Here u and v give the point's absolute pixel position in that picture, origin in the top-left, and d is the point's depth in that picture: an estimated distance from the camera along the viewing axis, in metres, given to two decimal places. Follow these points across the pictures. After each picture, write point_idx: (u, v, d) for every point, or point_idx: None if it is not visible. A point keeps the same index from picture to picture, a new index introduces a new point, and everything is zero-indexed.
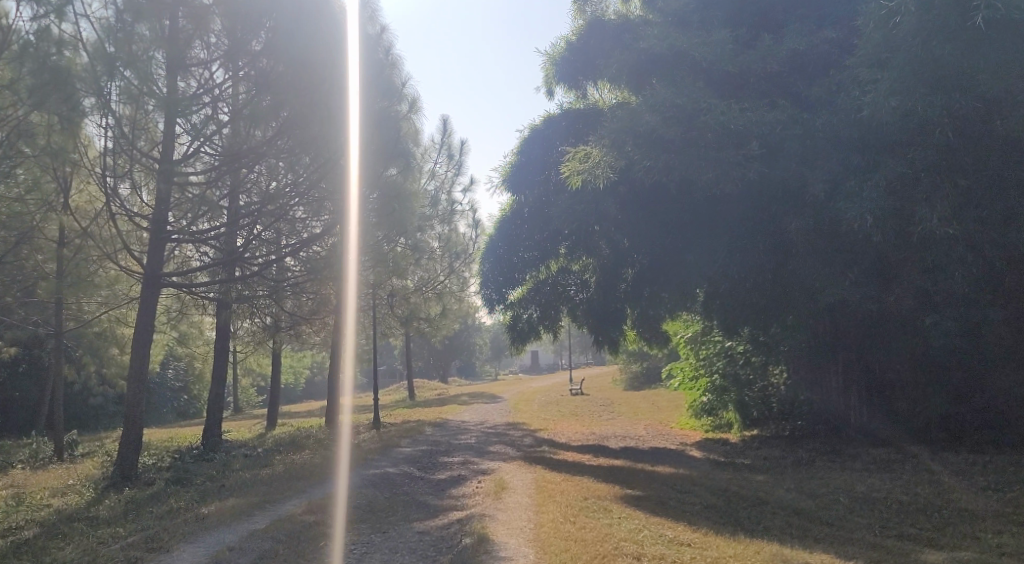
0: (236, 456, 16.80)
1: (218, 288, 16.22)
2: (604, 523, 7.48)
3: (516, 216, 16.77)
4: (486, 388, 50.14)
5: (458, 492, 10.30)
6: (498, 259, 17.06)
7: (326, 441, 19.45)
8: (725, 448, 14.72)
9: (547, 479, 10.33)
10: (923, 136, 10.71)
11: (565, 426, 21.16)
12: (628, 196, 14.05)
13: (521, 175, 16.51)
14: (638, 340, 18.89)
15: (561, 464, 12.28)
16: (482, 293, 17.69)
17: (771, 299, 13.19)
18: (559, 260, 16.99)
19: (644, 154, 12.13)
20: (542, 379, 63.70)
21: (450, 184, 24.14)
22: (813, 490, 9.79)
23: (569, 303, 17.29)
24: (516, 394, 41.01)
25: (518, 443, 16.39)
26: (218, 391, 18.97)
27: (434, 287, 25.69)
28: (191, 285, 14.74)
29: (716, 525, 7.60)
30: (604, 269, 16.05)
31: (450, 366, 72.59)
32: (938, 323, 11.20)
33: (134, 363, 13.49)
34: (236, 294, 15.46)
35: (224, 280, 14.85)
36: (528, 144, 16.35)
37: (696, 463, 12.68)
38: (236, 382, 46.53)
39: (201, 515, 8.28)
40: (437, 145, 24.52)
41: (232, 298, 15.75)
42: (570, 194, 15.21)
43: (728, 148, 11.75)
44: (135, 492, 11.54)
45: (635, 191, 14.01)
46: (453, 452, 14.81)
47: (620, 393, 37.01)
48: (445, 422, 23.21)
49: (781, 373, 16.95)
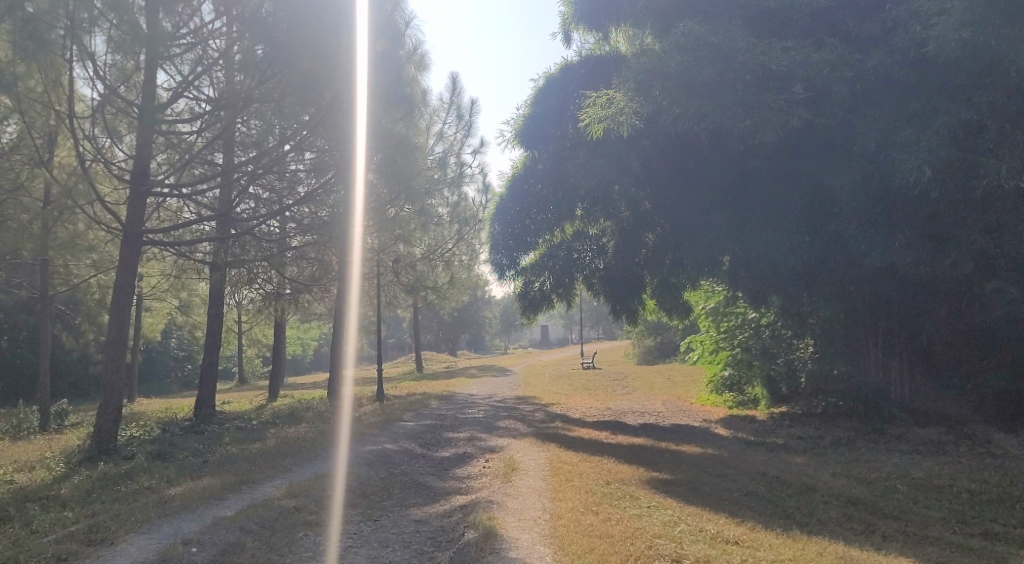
0: (229, 428, 15.89)
1: (210, 250, 15.14)
2: (633, 514, 6.33)
3: (529, 173, 15.50)
4: (495, 362, 49.29)
5: (463, 473, 9.21)
6: (509, 221, 15.84)
7: (325, 414, 18.45)
8: (755, 425, 13.57)
9: (564, 460, 9.18)
10: (994, 75, 9.34)
11: (578, 400, 20.18)
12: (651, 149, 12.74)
13: (534, 128, 15.18)
14: (656, 311, 17.76)
15: (575, 442, 11.20)
16: (492, 258, 16.49)
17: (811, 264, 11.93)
18: (575, 223, 15.84)
19: (674, 99, 10.81)
20: (551, 353, 62.81)
21: (459, 146, 22.86)
22: (863, 475, 8.62)
23: (584, 270, 16.15)
24: (526, 368, 40.06)
25: (529, 418, 15.29)
26: (212, 359, 17.98)
27: (442, 255, 24.53)
28: (178, 244, 13.59)
29: (764, 518, 6.46)
30: (622, 232, 14.85)
31: (458, 339, 71.79)
32: (1001, 289, 9.90)
33: (112, 327, 12.43)
34: (228, 256, 14.35)
35: (216, 240, 13.71)
36: (542, 95, 15.06)
37: (725, 443, 11.54)
38: (241, 352, 45.79)
39: (168, 498, 7.23)
40: (445, 106, 23.16)
41: (223, 261, 14.64)
42: (589, 149, 13.90)
43: (769, 91, 10.38)
44: (110, 468, 10.57)
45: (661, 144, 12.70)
46: (459, 428, 13.79)
47: (633, 368, 35.89)
48: (451, 395, 22.28)
49: (808, 346, 15.98)
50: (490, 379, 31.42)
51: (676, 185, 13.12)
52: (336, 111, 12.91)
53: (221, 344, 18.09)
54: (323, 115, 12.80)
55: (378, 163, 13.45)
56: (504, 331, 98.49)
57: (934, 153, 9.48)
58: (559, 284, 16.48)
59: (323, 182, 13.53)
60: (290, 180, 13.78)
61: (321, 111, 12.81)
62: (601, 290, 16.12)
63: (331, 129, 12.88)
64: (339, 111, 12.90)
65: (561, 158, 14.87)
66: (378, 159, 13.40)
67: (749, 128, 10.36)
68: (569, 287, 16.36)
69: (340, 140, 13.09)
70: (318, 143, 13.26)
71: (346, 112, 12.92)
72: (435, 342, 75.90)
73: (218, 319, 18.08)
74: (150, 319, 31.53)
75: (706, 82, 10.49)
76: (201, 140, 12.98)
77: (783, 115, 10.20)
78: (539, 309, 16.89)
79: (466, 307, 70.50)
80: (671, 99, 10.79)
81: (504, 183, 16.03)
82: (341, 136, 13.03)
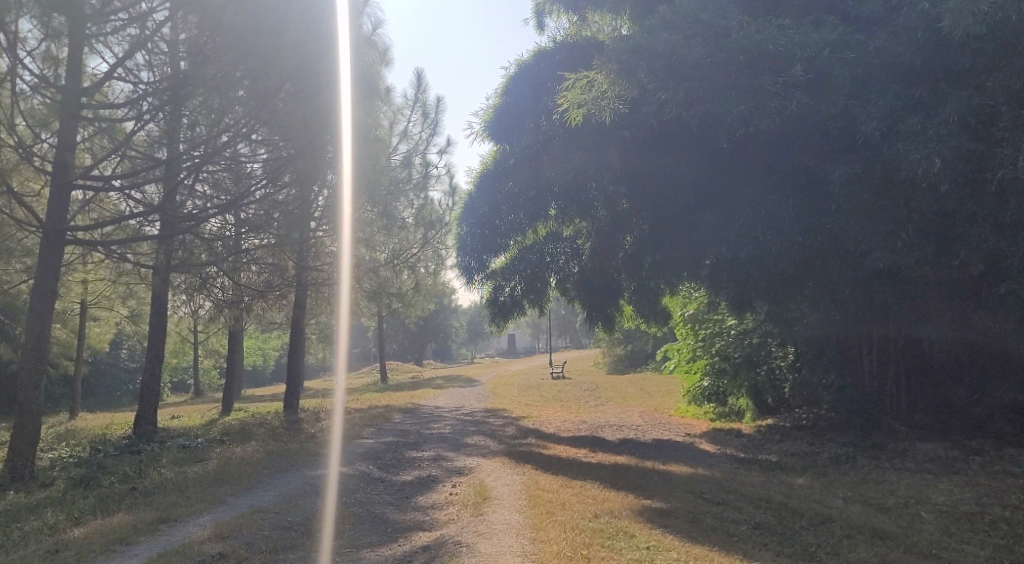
0: (169, 448, 14.41)
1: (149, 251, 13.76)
2: (633, 558, 5.25)
3: (500, 169, 14.43)
4: (462, 372, 48.02)
5: (427, 503, 8.05)
6: (479, 222, 14.74)
7: (278, 431, 17.04)
8: (742, 440, 12.64)
9: (541, 486, 8.04)
10: (1006, 56, 8.71)
11: (549, 412, 19.21)
12: (633, 142, 11.79)
13: (506, 120, 14.15)
14: (633, 317, 16.89)
15: (553, 462, 10.13)
16: (460, 262, 15.37)
17: (805, 266, 11.07)
18: (548, 224, 14.97)
19: (662, 84, 9.87)
20: (519, 362, 61.73)
21: (424, 145, 21.66)
22: (880, 499, 7.70)
23: (558, 273, 15.48)
24: (494, 378, 38.82)
25: (499, 434, 14.16)
26: (152, 372, 16.45)
27: (406, 259, 23.34)
28: (109, 244, 12.15)
29: (788, 560, 5.45)
30: (598, 234, 13.84)
31: (424, 349, 70.28)
32: (1014, 292, 9.18)
33: (30, 336, 10.97)
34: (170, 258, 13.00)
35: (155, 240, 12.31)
36: (514, 84, 14.06)
37: (715, 461, 10.55)
38: (196, 364, 43.70)
39: (64, 544, 5.92)
40: (409, 103, 22.04)
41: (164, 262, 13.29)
42: (567, 142, 12.89)
43: (765, 75, 9.52)
44: (16, 500, 9.10)
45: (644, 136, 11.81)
46: (423, 445, 12.61)
47: (603, 377, 34.98)
48: (415, 408, 21.04)
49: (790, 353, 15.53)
50: (456, 390, 30.20)
51: (657, 180, 12.18)
52: (285, 97, 11.67)
53: (164, 355, 16.59)
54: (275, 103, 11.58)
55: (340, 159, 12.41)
56: (470, 340, 97.05)
57: (944, 142, 8.76)
58: (531, 289, 15.64)
59: (278, 180, 12.27)
60: (238, 172, 12.45)
61: (267, 96, 11.57)
62: (577, 295, 15.50)
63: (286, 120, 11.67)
64: (285, 95, 11.66)
65: (533, 152, 13.82)
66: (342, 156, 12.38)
67: (744, 114, 9.48)
68: (541, 292, 15.62)
69: (292, 130, 11.83)
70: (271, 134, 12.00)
71: (303, 103, 11.76)
72: (400, 351, 74.23)
73: (161, 328, 16.59)
74: (94, 330, 29.63)
75: (698, 62, 9.58)
76: (137, 129, 11.57)
77: (781, 99, 9.35)
78: (510, 317, 16.10)
79: (432, 315, 69.09)
80: (659, 83, 9.83)
81: (472, 179, 14.94)
82: (293, 127, 11.77)
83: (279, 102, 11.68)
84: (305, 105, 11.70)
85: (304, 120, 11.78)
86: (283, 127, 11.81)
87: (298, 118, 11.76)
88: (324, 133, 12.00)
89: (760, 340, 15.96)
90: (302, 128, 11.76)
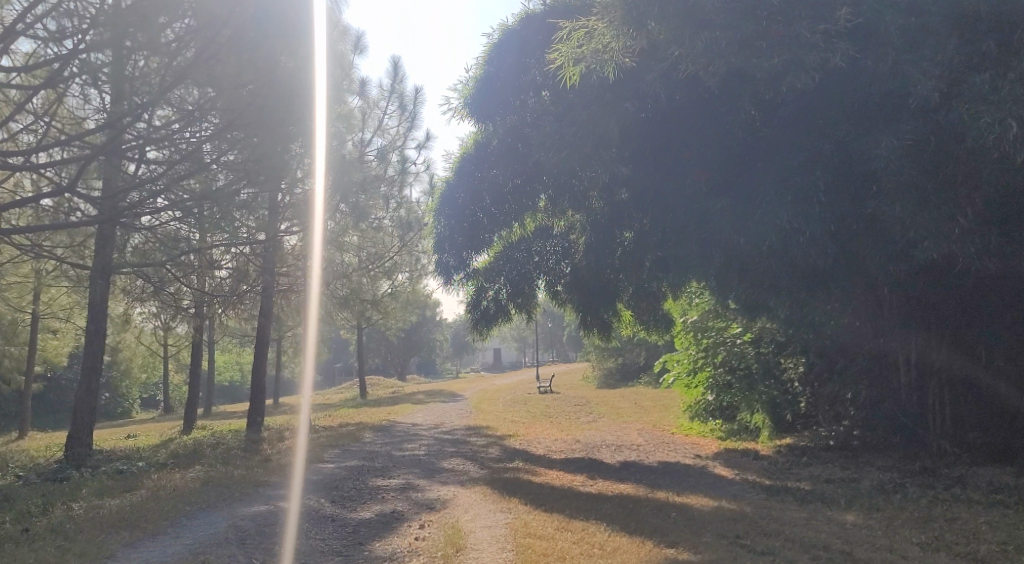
0: (99, 474, 12.39)
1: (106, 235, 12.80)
2: None
3: (482, 152, 12.68)
4: (444, 387, 45.99)
5: (386, 551, 6.25)
6: (457, 212, 12.96)
7: (232, 452, 15.06)
8: (763, 464, 10.99)
9: (531, 531, 6.30)
10: None
11: (539, 429, 17.43)
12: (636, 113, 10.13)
13: (489, 94, 12.41)
14: (632, 323, 15.26)
15: (547, 494, 8.38)
16: (438, 258, 13.55)
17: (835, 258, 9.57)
18: (537, 216, 13.32)
19: (673, 36, 8.34)
20: (505, 377, 59.78)
21: (402, 139, 19.95)
22: (963, 548, 6.01)
23: (548, 275, 13.90)
24: (479, 393, 36.93)
25: (481, 456, 12.36)
26: (86, 388, 14.51)
27: (383, 264, 21.52)
28: (36, 232, 10.53)
29: None
30: (594, 227, 12.19)
31: (407, 362, 68.11)
32: None
33: None
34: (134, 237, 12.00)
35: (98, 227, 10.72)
36: (497, 52, 12.42)
37: (739, 491, 8.85)
38: (165, 379, 41.35)
39: None
40: (385, 94, 20.38)
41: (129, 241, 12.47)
42: (559, 117, 11.28)
43: (802, 23, 8.04)
44: None
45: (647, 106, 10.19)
46: (392, 471, 10.76)
47: (592, 392, 33.24)
48: (391, 425, 19.14)
49: (801, 362, 13.99)
50: (436, 405, 28.29)
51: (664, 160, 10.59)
52: (229, 61, 9.95)
53: (100, 367, 14.63)
54: (211, 63, 9.82)
55: (305, 132, 11.02)
56: (456, 354, 94.89)
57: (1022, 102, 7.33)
58: (518, 292, 13.97)
59: (221, 157, 10.45)
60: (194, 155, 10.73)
61: (207, 54, 9.78)
62: (568, 298, 13.89)
63: (225, 84, 9.96)
64: (223, 53, 9.90)
65: (519, 131, 12.19)
66: (307, 127, 11.04)
67: (777, 69, 8.02)
68: (529, 295, 13.99)
69: (238, 102, 10.22)
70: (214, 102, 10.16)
71: (247, 65, 10.01)
72: (382, 366, 72.10)
73: (100, 337, 14.65)
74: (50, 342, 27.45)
75: (722, 7, 8.12)
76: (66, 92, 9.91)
77: (822, 51, 7.92)
78: (494, 324, 14.44)
79: (416, 327, 67.15)
80: (670, 36, 8.34)
81: (449, 166, 13.26)
82: (240, 99, 10.19)
83: (220, 66, 9.93)
84: (255, 69, 10.06)
85: (249, 86, 10.10)
86: (227, 98, 10.17)
87: (248, 89, 10.16)
88: (275, 101, 10.24)
89: (771, 348, 14.44)
90: (252, 100, 10.15)
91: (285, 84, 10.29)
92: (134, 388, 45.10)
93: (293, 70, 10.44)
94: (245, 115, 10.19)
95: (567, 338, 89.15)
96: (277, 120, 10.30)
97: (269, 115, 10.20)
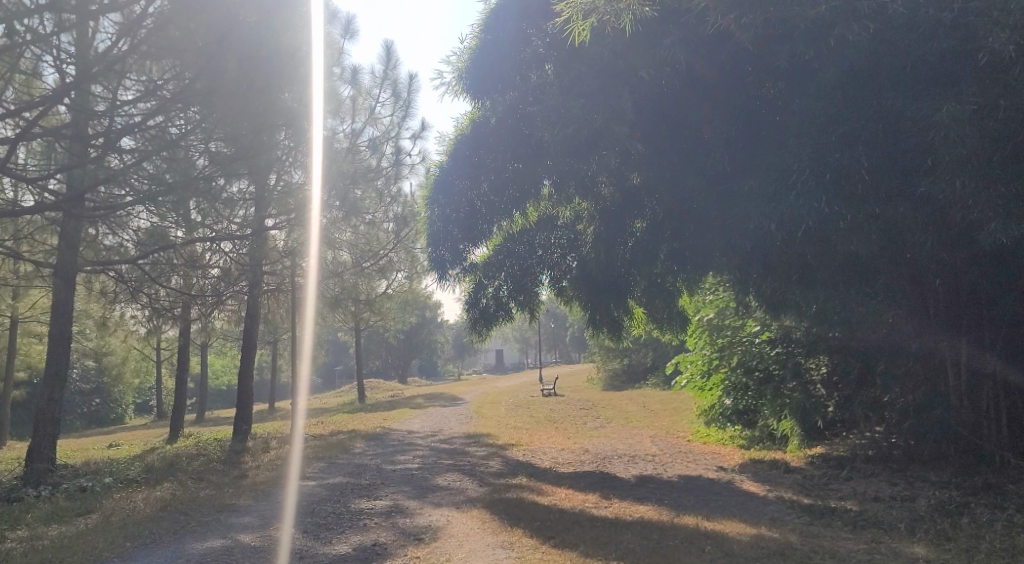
0: (57, 494, 11.19)
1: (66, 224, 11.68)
2: None
3: (478, 133, 11.51)
4: (444, 391, 44.91)
5: None
6: (452, 199, 11.81)
7: (208, 466, 13.82)
8: (796, 478, 9.78)
9: None
10: None
11: (543, 437, 16.25)
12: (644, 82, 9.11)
13: (487, 67, 11.29)
14: (645, 322, 14.06)
15: (557, 523, 7.14)
16: (431, 253, 12.32)
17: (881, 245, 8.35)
18: (541, 204, 12.15)
19: None
20: (506, 379, 58.68)
21: (396, 128, 18.78)
22: None
23: (552, 270, 12.74)
24: (479, 396, 35.79)
25: (480, 471, 11.14)
26: (49, 397, 13.34)
27: (377, 263, 20.03)
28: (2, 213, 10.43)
29: None
30: (604, 216, 10.98)
31: (407, 365, 66.96)
32: None
33: None
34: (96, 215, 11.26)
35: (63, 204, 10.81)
36: (496, 19, 11.21)
37: (776, 515, 7.63)
38: (158, 385, 40.13)
39: None
40: (377, 81, 19.22)
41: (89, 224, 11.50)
42: (565, 90, 10.14)
43: None
44: None
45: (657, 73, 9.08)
46: (380, 491, 9.53)
47: (599, 395, 31.94)
48: (385, 433, 17.94)
49: (824, 364, 12.77)
50: (437, 410, 27.00)
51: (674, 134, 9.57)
52: (185, 38, 10.19)
53: (64, 375, 13.42)
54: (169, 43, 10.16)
55: (276, 106, 11.05)
56: (458, 355, 93.54)
57: None
58: (520, 288, 12.76)
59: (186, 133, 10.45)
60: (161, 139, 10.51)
61: (165, 34, 10.10)
62: (574, 295, 12.72)
63: (185, 62, 10.32)
64: (180, 30, 10.15)
65: (522, 109, 10.98)
66: (278, 101, 11.10)
67: None
68: (532, 292, 12.80)
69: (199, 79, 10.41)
70: (179, 81, 10.50)
71: (204, 42, 10.27)
72: (384, 369, 70.82)
73: (64, 342, 13.49)
74: (33, 348, 26.28)
75: None
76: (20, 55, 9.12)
77: None
78: (494, 324, 13.23)
79: (416, 329, 66.17)
80: None
81: (444, 150, 12.10)
82: (199, 75, 10.37)
83: (176, 43, 10.19)
84: (209, 46, 10.31)
85: (208, 63, 10.35)
86: (189, 75, 10.41)
87: (206, 64, 10.36)
88: (235, 78, 10.53)
89: (795, 348, 13.21)
90: (208, 73, 10.38)
91: (242, 61, 10.58)
92: (128, 395, 43.96)
93: (253, 46, 10.69)
94: (203, 88, 10.43)
95: (570, 338, 88.03)
96: (239, 95, 10.58)
97: (227, 89, 10.46)
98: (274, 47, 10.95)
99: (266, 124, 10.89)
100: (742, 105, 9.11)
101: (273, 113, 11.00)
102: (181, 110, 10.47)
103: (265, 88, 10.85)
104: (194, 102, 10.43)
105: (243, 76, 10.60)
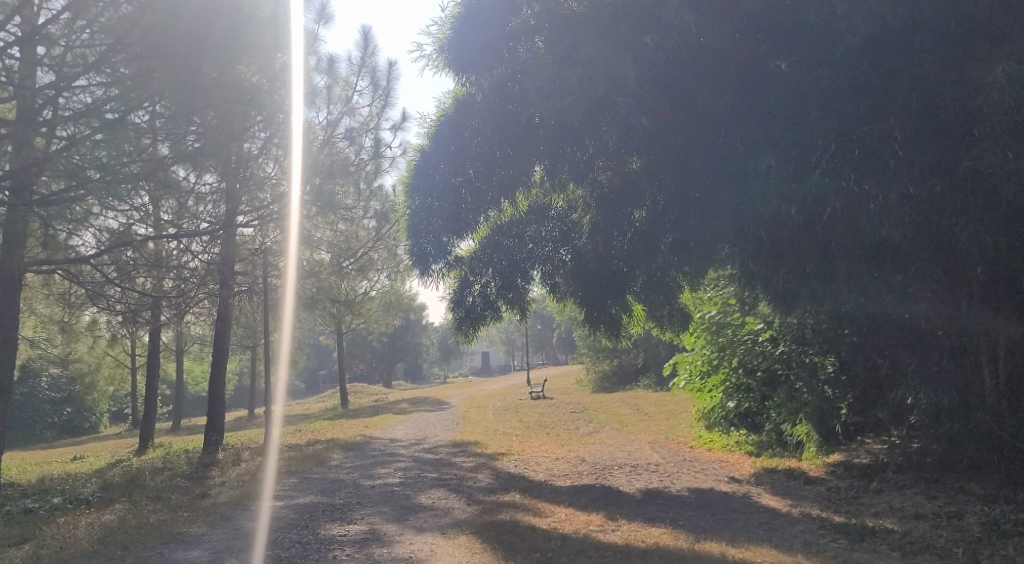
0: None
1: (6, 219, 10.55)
2: None
3: (461, 118, 10.52)
4: (430, 394, 43.87)
5: None
6: (433, 188, 10.77)
7: (171, 482, 12.67)
8: (819, 491, 8.82)
9: None
10: None
11: (535, 444, 15.21)
12: (640, 59, 8.34)
13: (466, 46, 10.23)
14: (644, 320, 13.13)
15: (558, 554, 6.08)
16: (412, 248, 11.24)
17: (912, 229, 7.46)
18: (531, 192, 11.14)
19: None
20: (492, 381, 57.78)
21: (375, 118, 17.68)
22: None
23: (544, 265, 11.70)
24: (467, 400, 34.76)
25: (467, 486, 10.08)
26: None
27: (356, 259, 18.72)
28: None
29: None
30: (601, 204, 9.87)
31: (392, 369, 65.83)
32: None
33: None
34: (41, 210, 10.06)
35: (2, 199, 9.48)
36: None
37: (809, 537, 6.66)
38: (133, 393, 38.71)
39: None
40: (355, 69, 18.12)
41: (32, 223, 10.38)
42: (560, 59, 9.09)
43: None
44: None
45: (655, 53, 8.33)
46: (354, 512, 8.45)
47: (590, 397, 31.01)
48: (366, 442, 16.85)
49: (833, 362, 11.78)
50: (421, 416, 25.89)
51: (676, 114, 8.78)
52: (146, 19, 9.55)
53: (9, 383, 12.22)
54: (129, 24, 9.55)
55: (238, 89, 10.08)
56: (444, 358, 92.41)
57: None
58: (509, 285, 11.74)
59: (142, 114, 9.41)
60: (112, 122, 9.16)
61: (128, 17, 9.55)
62: (567, 290, 11.73)
63: (143, 45, 9.54)
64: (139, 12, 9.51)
65: (511, 85, 9.92)
66: (241, 84, 10.17)
67: None
68: (521, 288, 11.79)
69: (155, 61, 9.48)
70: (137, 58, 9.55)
71: (163, 22, 9.55)
72: (368, 372, 69.60)
73: (9, 347, 12.31)
74: None
75: None
76: None
77: None
78: (481, 324, 12.18)
79: (401, 331, 65.09)
80: None
81: (425, 132, 11.02)
82: (156, 57, 9.47)
83: (135, 23, 9.55)
84: (165, 26, 9.55)
85: (171, 47, 9.59)
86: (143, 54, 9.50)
87: (164, 47, 9.56)
88: (189, 60, 9.65)
89: (798, 347, 12.22)
90: (161, 55, 9.51)
91: (198, 38, 9.75)
92: (101, 402, 42.54)
93: (212, 25, 9.87)
94: (159, 71, 9.44)
95: (557, 338, 87.32)
96: (195, 76, 9.62)
97: (181, 73, 9.51)
98: (240, 26, 10.08)
99: (222, 105, 9.94)
100: (754, 80, 8.41)
101: (233, 94, 10.05)
102: (139, 93, 9.35)
103: (223, 68, 9.97)
104: (149, 83, 9.39)
105: (202, 57, 9.74)
